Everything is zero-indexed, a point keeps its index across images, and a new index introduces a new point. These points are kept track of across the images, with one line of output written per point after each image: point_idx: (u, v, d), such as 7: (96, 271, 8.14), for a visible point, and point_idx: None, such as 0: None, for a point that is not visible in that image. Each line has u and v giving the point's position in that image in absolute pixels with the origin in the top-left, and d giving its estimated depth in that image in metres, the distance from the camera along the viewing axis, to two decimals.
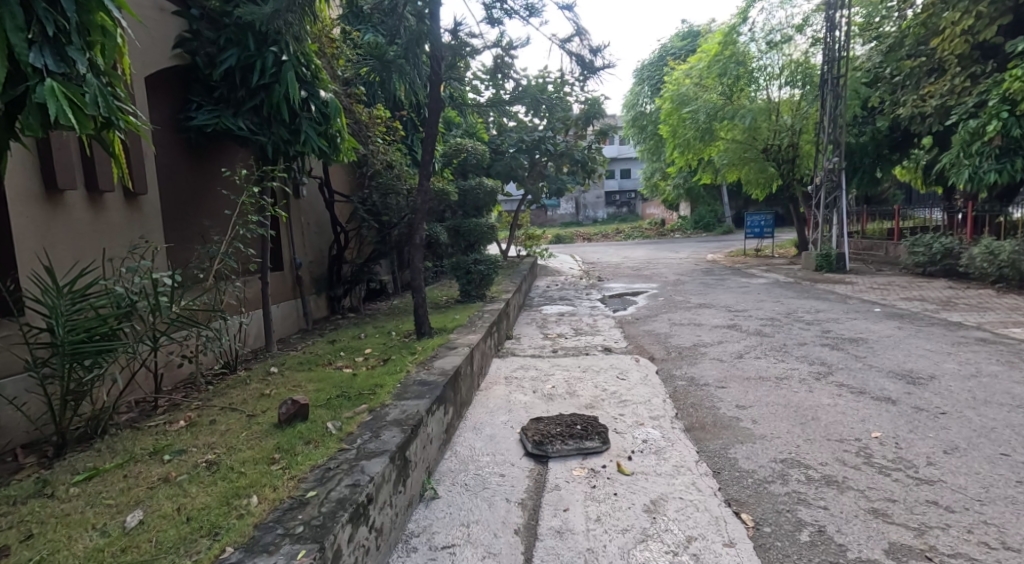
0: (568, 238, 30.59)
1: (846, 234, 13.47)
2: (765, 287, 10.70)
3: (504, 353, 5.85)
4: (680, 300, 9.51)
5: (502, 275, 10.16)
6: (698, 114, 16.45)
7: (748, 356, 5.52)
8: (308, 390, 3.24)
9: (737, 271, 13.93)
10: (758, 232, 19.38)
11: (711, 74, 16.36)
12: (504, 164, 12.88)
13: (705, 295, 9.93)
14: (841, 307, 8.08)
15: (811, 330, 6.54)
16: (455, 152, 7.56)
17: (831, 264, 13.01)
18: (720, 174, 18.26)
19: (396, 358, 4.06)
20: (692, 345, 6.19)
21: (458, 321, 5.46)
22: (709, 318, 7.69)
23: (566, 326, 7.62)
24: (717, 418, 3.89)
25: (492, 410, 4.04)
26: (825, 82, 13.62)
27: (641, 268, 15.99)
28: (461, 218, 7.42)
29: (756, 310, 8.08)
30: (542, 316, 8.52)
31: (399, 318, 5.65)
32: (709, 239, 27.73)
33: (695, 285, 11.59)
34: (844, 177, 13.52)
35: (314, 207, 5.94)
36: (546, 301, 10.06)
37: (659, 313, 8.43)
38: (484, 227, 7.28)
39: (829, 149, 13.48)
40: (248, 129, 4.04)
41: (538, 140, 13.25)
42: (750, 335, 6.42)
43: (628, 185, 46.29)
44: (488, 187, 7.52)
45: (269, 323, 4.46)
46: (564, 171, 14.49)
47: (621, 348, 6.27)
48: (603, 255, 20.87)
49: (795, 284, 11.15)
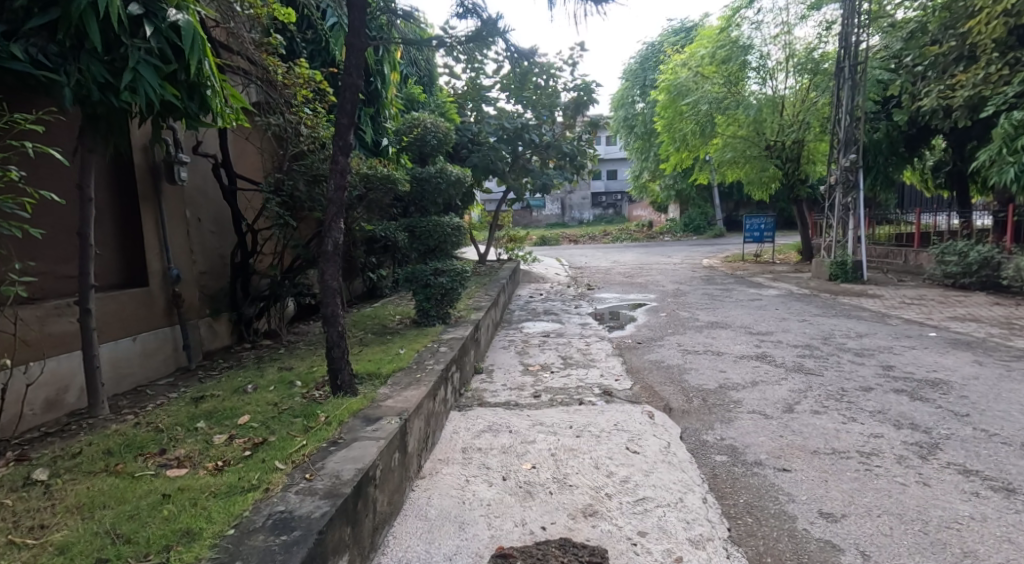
0: (553, 240, 29.09)
1: (864, 241, 12.07)
2: (780, 301, 9.26)
3: (470, 402, 4.29)
4: (685, 318, 8.02)
5: (477, 286, 8.57)
6: (697, 106, 15.13)
7: (801, 409, 4.03)
8: (44, 549, 1.70)
9: (742, 280, 12.52)
10: (757, 236, 18.04)
11: (713, 62, 15.05)
12: (483, 156, 11.31)
13: (714, 311, 8.45)
14: (886, 331, 6.61)
15: (867, 366, 5.06)
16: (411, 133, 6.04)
17: (847, 274, 11.60)
18: (718, 174, 17.01)
19: (278, 442, 2.50)
20: (718, 388, 4.68)
21: (403, 360, 3.89)
22: (727, 344, 6.18)
23: (551, 354, 6.08)
24: (797, 549, 2.38)
25: (434, 528, 2.50)
26: (841, 71, 12.20)
27: (634, 274, 14.54)
28: (420, 216, 5.75)
29: (783, 333, 6.60)
30: (522, 339, 6.96)
31: (321, 354, 4.07)
32: (700, 243, 26.40)
33: (698, 297, 10.13)
34: (862, 177, 12.01)
35: (210, 198, 4.37)
36: (528, 317, 8.51)
37: (663, 335, 6.91)
38: (448, 228, 5.63)
39: (844, 144, 12.03)
40: (29, 59, 2.41)
41: (521, 128, 11.82)
42: (791, 373, 4.92)
43: (614, 186, 44.93)
44: (454, 175, 5.84)
45: (91, 374, 2.89)
46: (550, 167, 12.97)
47: (625, 390, 4.74)
48: (591, 259, 19.37)
49: (813, 297, 9.72)
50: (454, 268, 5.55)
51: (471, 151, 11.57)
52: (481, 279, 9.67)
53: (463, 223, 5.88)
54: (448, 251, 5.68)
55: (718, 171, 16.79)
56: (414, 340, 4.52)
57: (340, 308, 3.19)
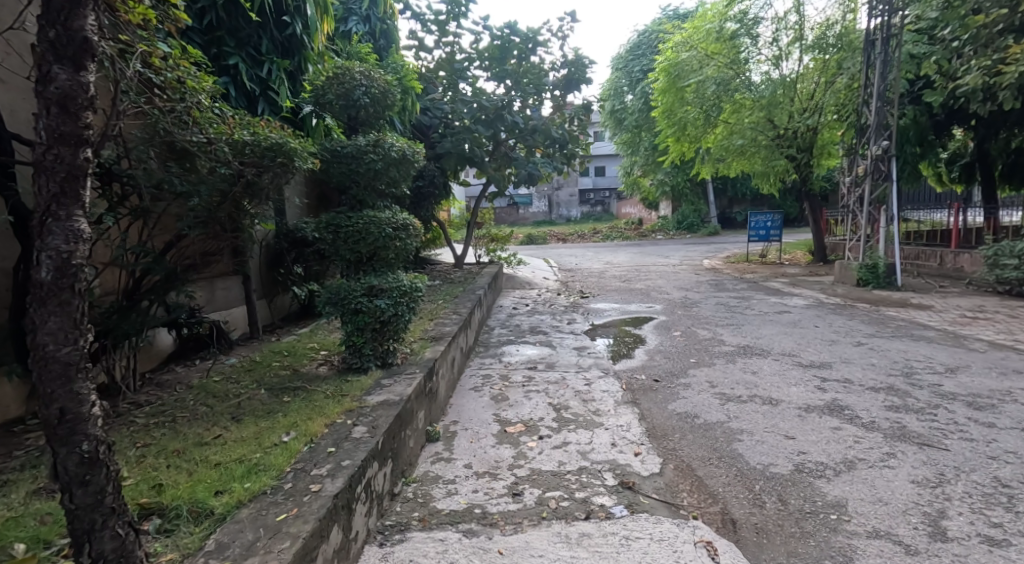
0: (540, 239, 27.51)
1: (899, 241, 10.42)
2: (815, 315, 7.66)
3: (405, 518, 2.63)
4: (707, 340, 6.39)
5: (444, 301, 6.88)
6: (702, 88, 13.86)
7: (958, 535, 2.42)
8: None
9: (757, 287, 10.95)
10: (763, 234, 16.54)
11: (717, 40, 13.65)
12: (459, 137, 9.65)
13: (740, 331, 6.83)
14: (978, 360, 5.03)
15: (1001, 430, 3.45)
16: (329, 87, 4.15)
17: (879, 279, 10.04)
18: (721, 168, 15.58)
19: None
20: (797, 475, 3.06)
21: (272, 467, 2.19)
22: (778, 386, 4.56)
23: (540, 404, 4.43)
24: None
25: None
26: (870, 45, 10.60)
27: (631, 278, 12.94)
28: (345, 212, 4.06)
29: (845, 366, 4.98)
30: (501, 376, 5.28)
31: (136, 454, 2.35)
32: (696, 242, 24.95)
33: (712, 310, 8.51)
34: (896, 166, 10.31)
35: None
36: (510, 340, 6.84)
37: (686, 368, 5.29)
38: (389, 228, 3.96)
39: (874, 131, 10.38)
40: None
41: (499, 108, 9.81)
42: (897, 445, 3.29)
43: (602, 182, 43.24)
44: (402, 153, 4.12)
45: None
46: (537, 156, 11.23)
47: (653, 480, 3.10)
48: (582, 260, 17.78)
49: (849, 309, 8.14)
50: (400, 285, 3.92)
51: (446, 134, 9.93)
52: (448, 290, 7.92)
53: (413, 220, 4.18)
54: (395, 261, 4.02)
55: (720, 164, 15.36)
56: (324, 409, 2.85)
57: (90, 398, 1.59)
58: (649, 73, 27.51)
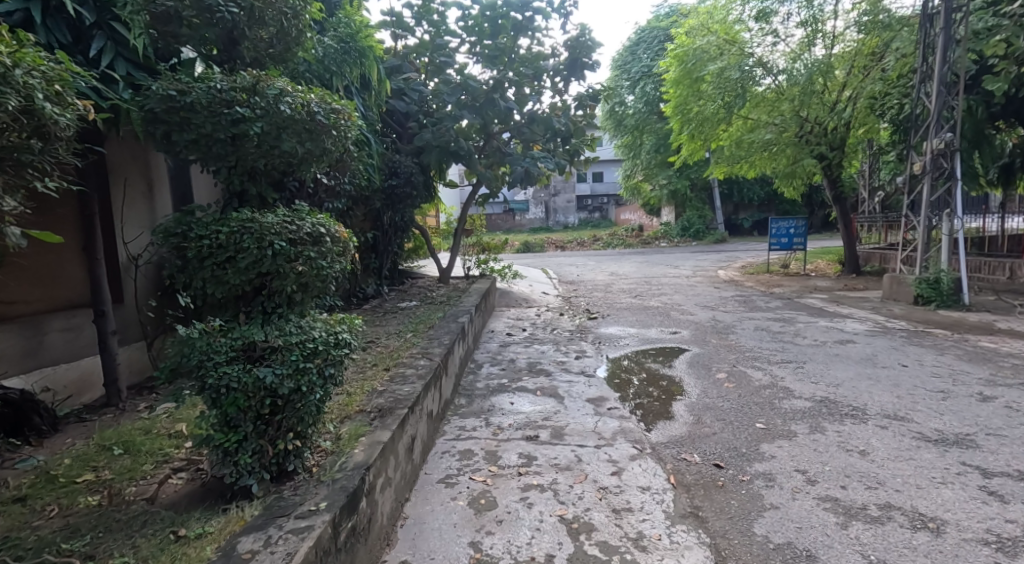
0: (538, 247, 25.99)
1: (965, 249, 8.80)
2: (888, 346, 6.06)
3: None
4: (766, 390, 4.78)
5: (413, 334, 5.24)
6: (722, 76, 12.36)
7: None
8: None
9: (793, 305, 9.37)
10: (785, 242, 15.03)
11: (733, 26, 12.43)
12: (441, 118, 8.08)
13: (803, 372, 5.23)
14: None
15: None
16: None
17: (943, 296, 8.45)
18: (739, 168, 14.13)
19: None
20: None
21: None
22: (913, 482, 2.97)
23: (547, 522, 2.80)
24: None
25: None
26: (924, 22, 8.98)
27: (643, 294, 11.36)
28: (202, 229, 2.52)
29: (997, 443, 3.38)
30: (486, 454, 3.66)
31: None
32: (702, 250, 23.35)
33: (752, 338, 6.91)
34: (961, 163, 8.70)
35: None
36: (501, 387, 5.22)
37: (753, 441, 3.70)
38: (281, 240, 2.35)
39: (932, 121, 8.79)
40: None
41: (493, 88, 8.21)
42: None
43: (600, 188, 41.61)
44: (310, 110, 2.93)
45: None
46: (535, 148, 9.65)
47: None
48: (584, 271, 16.19)
49: (928, 337, 6.52)
50: (303, 335, 2.33)
51: (427, 123, 8.34)
52: (422, 316, 6.27)
53: (334, 224, 2.57)
54: (301, 294, 2.42)
55: (739, 164, 13.86)
56: None
57: None
58: (650, 71, 25.96)
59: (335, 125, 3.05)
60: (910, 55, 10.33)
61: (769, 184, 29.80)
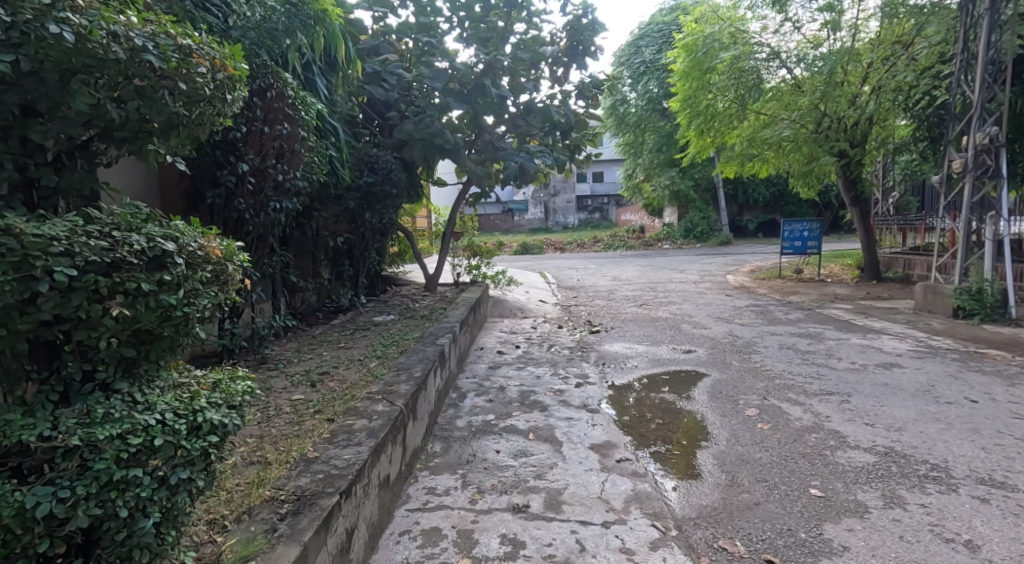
0: (536, 248, 25.10)
1: (1011, 256, 7.88)
2: (942, 373, 5.17)
3: None
4: (810, 435, 3.88)
5: (378, 362, 4.33)
6: (735, 64, 11.89)
7: None
8: None
9: (816, 318, 8.47)
10: (798, 245, 14.15)
11: (747, 15, 11.90)
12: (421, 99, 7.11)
13: (850, 408, 4.34)
14: None
15: None
16: None
17: (988, 309, 7.53)
18: (753, 164, 13.41)
19: None
20: None
21: None
22: None
23: None
24: None
25: None
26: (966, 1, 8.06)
27: (649, 304, 10.47)
28: None
29: None
30: (457, 538, 2.76)
31: None
32: (707, 252, 22.44)
33: (779, 360, 6.01)
34: (1007, 160, 7.78)
35: None
36: (486, 427, 4.31)
37: (812, 519, 2.80)
38: (97, 230, 1.66)
39: (974, 114, 7.90)
40: None
41: (485, 73, 7.32)
42: None
43: (600, 189, 40.65)
44: (137, 51, 1.89)
45: None
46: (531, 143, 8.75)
47: None
48: (583, 275, 15.32)
49: (985, 360, 5.62)
50: (132, 419, 1.60)
51: (407, 111, 7.32)
52: (394, 336, 5.37)
53: (190, 230, 1.87)
54: (140, 340, 1.75)
55: (754, 158, 13.19)
56: None
57: None
58: (653, 67, 25.12)
59: (183, 71, 2.01)
60: (947, 39, 9.48)
61: (774, 185, 28.89)
